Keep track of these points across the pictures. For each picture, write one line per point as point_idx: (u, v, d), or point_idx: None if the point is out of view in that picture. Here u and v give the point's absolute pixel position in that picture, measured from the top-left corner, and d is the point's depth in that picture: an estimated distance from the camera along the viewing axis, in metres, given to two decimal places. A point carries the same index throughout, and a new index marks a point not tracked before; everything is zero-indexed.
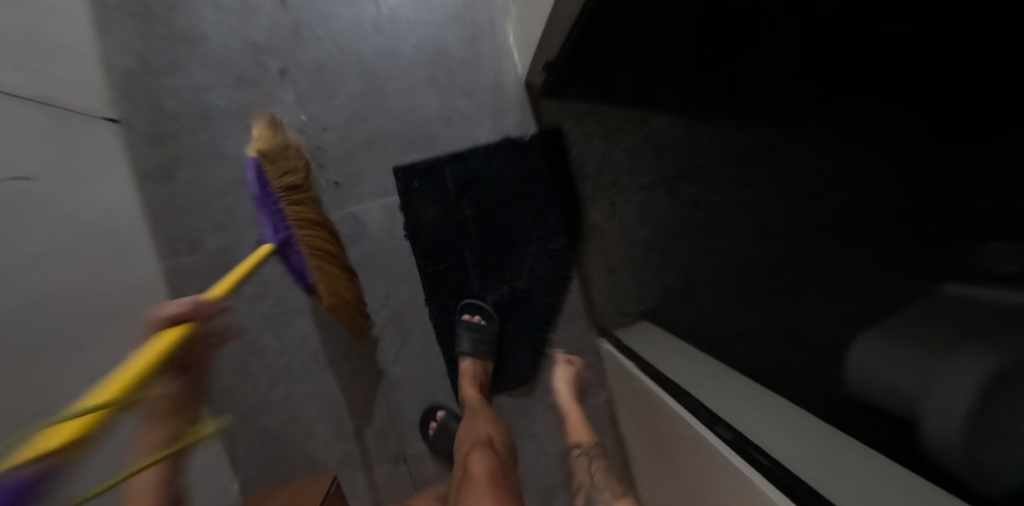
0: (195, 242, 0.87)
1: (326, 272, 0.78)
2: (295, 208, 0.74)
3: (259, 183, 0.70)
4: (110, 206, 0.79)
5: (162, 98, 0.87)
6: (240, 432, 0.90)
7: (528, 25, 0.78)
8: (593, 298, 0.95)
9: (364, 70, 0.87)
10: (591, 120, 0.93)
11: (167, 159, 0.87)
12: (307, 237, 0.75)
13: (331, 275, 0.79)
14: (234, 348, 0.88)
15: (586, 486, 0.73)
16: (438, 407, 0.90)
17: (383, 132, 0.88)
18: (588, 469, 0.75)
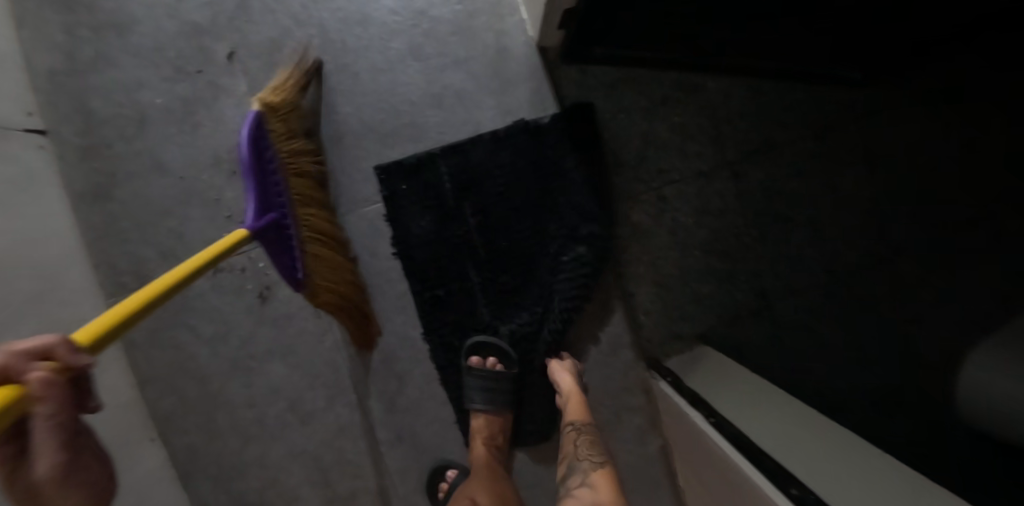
0: (143, 273, 0.71)
1: (328, 259, 0.64)
2: (297, 180, 0.62)
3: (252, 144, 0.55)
4: (44, 236, 0.64)
5: (92, 100, 0.71)
6: (212, 500, 0.74)
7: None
8: (638, 319, 0.74)
9: (330, 47, 0.68)
10: (628, 89, 0.71)
11: (102, 176, 0.71)
12: (309, 217, 0.62)
13: (335, 264, 0.65)
14: (196, 400, 0.72)
15: (570, 458, 0.59)
16: (446, 466, 0.71)
17: (358, 122, 0.69)
18: (575, 442, 0.59)
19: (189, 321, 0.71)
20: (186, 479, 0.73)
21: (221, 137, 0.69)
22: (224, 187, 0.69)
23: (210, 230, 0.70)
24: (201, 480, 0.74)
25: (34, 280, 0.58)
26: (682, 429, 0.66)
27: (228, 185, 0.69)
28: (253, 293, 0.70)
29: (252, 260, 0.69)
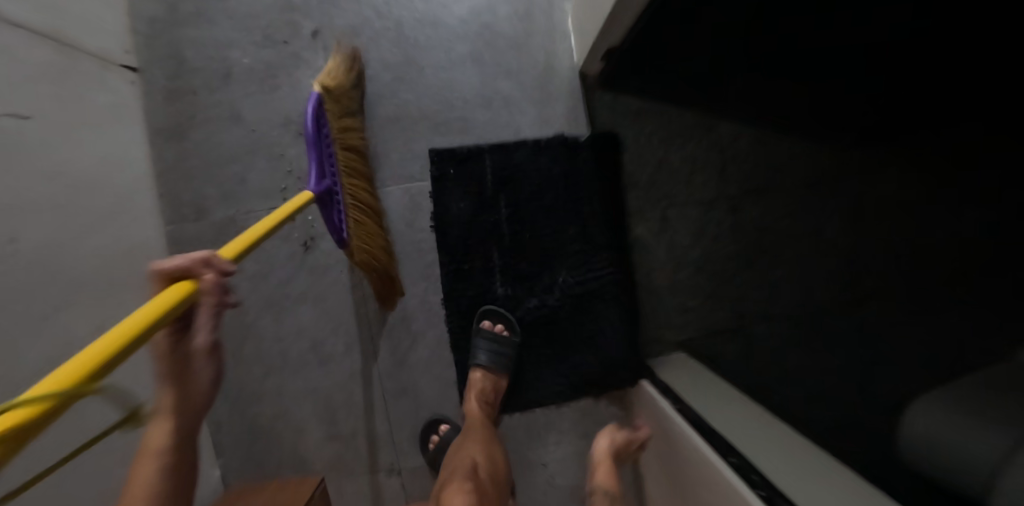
0: (202, 208, 0.80)
1: (365, 225, 0.73)
2: (345, 154, 0.72)
3: (314, 117, 0.65)
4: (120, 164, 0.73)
5: (184, 49, 0.80)
6: (226, 420, 0.83)
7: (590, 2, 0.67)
8: None
9: (403, 40, 0.78)
10: (654, 120, 0.81)
11: (182, 116, 0.80)
12: (352, 187, 0.72)
13: (370, 231, 0.74)
14: (229, 328, 0.81)
15: None
16: (440, 421, 0.80)
17: (414, 108, 0.79)
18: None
19: None
20: None
21: (295, 102, 0.78)
22: (290, 145, 0.79)
23: (271, 180, 0.79)
24: (220, 401, 0.82)
25: (103, 200, 0.67)
26: (654, 421, 0.74)
27: (293, 144, 0.79)
28: (299, 242, 0.79)
29: (304, 213, 0.79)
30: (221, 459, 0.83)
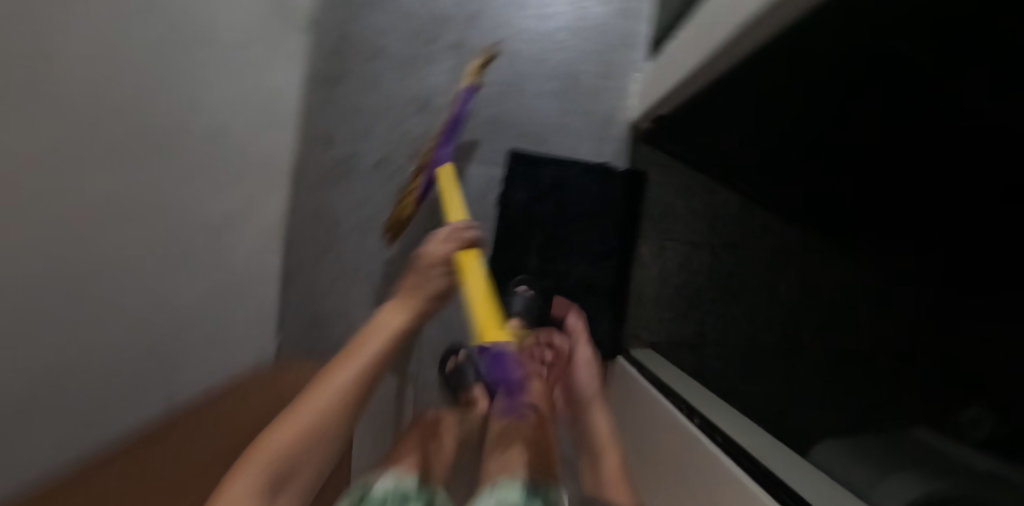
0: (330, 142, 1.05)
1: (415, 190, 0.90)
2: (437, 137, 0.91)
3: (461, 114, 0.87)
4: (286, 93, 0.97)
5: (353, 23, 1.05)
6: (295, 303, 1.07)
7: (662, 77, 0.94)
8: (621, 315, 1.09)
9: (513, 66, 1.06)
10: (673, 174, 1.07)
11: (336, 71, 1.05)
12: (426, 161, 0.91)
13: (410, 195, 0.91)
14: (323, 234, 1.06)
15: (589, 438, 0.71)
16: (459, 348, 1.04)
17: (507, 120, 1.06)
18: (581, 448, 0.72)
19: (347, 186, 1.05)
20: (288, 282, 1.06)
21: (423, 86, 1.05)
22: (408, 116, 1.04)
23: (388, 137, 1.04)
24: (296, 287, 1.06)
25: (267, 115, 0.91)
26: (622, 392, 0.96)
27: (412, 115, 1.04)
28: (395, 188, 1.05)
29: (406, 168, 1.05)
30: (282, 333, 1.07)
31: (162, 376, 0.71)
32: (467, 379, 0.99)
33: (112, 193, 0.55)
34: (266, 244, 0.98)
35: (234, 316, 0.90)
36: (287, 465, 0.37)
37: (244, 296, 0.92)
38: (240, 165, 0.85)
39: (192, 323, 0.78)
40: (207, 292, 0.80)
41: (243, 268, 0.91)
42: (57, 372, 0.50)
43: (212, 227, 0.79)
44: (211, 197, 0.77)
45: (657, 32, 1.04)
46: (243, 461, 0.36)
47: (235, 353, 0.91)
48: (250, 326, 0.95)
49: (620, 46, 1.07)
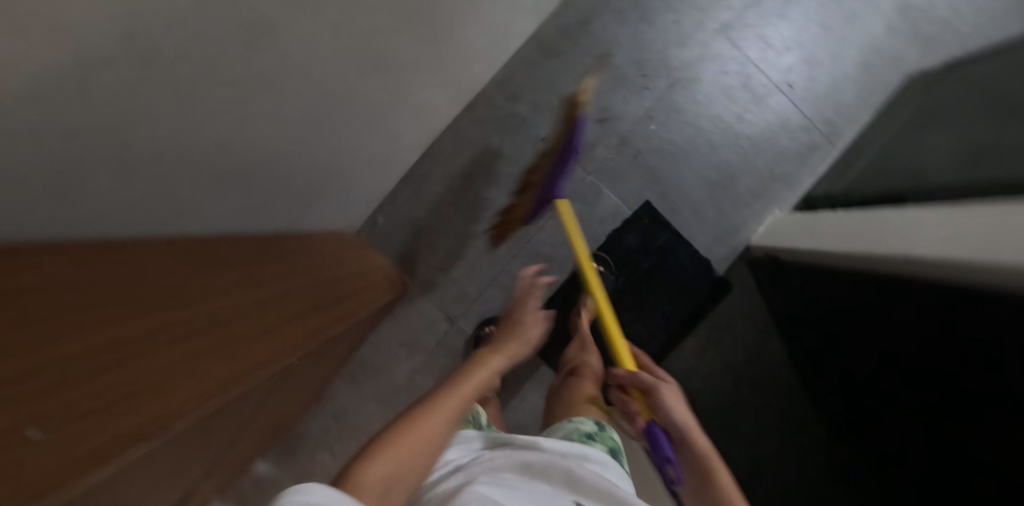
0: (514, 97, 1.13)
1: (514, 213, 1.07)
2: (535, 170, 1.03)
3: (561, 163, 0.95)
4: (511, 35, 1.05)
5: (595, 19, 1.14)
6: (399, 202, 1.15)
7: (812, 235, 0.99)
8: None
9: (691, 139, 1.15)
10: (753, 303, 1.16)
11: (556, 46, 1.14)
12: (527, 184, 1.06)
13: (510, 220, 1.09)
14: (459, 163, 1.14)
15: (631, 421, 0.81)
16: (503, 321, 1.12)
17: (661, 175, 1.14)
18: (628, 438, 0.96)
19: (504, 140, 1.13)
20: (407, 182, 1.15)
21: (615, 105, 1.13)
22: (587, 120, 1.13)
23: (562, 126, 1.13)
24: (410, 190, 1.15)
25: (492, 45, 1.00)
26: None
27: (591, 121, 1.13)
28: (539, 168, 1.13)
29: (558, 158, 1.13)
30: (374, 218, 1.16)
31: (304, 195, 0.81)
32: None
33: (359, 22, 0.58)
34: (417, 142, 1.06)
35: (363, 184, 0.99)
36: (422, 444, 0.53)
37: (380, 174, 1.02)
38: (452, 72, 0.94)
39: (341, 170, 0.86)
40: (361, 151, 0.88)
41: (387, 152, 0.97)
42: (240, 139, 0.54)
43: (401, 106, 0.87)
44: (416, 81, 0.85)
45: (818, 189, 1.14)
46: (378, 449, 0.50)
47: (343, 212, 1.02)
48: (367, 198, 1.06)
49: (780, 178, 1.17)
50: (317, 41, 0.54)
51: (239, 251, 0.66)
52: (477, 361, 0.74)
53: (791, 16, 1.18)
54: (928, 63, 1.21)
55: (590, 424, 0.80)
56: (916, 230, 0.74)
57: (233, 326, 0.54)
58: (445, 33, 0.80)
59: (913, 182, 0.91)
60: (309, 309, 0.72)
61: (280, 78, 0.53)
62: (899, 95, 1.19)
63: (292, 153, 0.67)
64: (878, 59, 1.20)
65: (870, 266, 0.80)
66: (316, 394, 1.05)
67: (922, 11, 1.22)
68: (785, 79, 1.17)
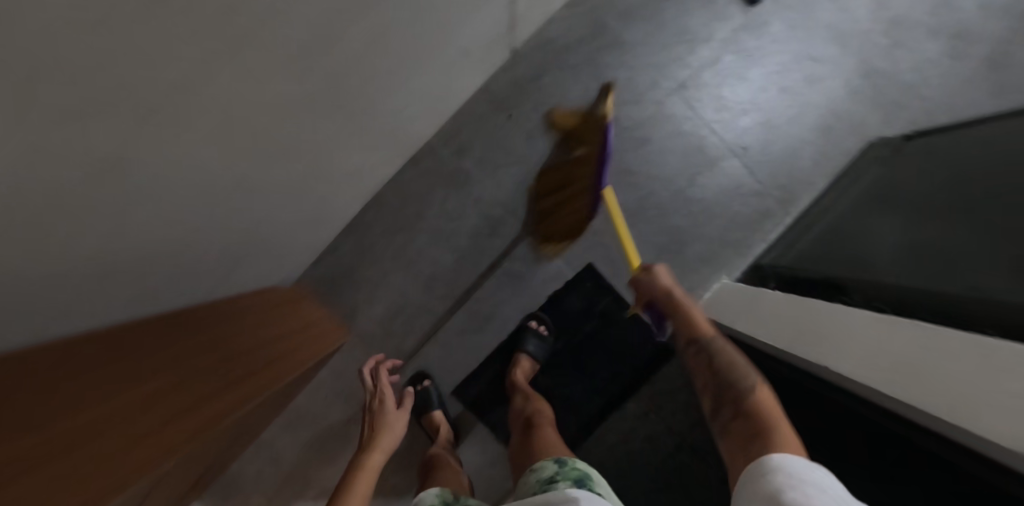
0: (460, 150, 1.12)
1: (571, 201, 0.90)
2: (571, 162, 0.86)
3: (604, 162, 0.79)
4: (453, 91, 1.03)
5: (545, 73, 1.12)
6: (341, 251, 1.16)
7: (752, 318, 0.99)
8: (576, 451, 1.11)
9: (640, 203, 1.13)
10: None
11: (502, 98, 1.11)
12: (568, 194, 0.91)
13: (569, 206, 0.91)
14: (401, 216, 1.13)
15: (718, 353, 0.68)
16: (425, 377, 1.12)
17: (607, 237, 1.12)
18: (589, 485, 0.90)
19: (447, 195, 1.12)
20: (347, 231, 1.15)
21: None
22: (533, 178, 1.11)
23: (507, 184, 1.11)
24: (351, 241, 1.15)
25: (428, 102, 0.99)
26: None
27: (536, 178, 1.11)
28: (483, 225, 1.12)
29: (501, 216, 1.12)
30: (312, 266, 1.17)
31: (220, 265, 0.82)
32: (432, 405, 1.08)
33: (234, 118, 0.57)
34: (356, 196, 1.06)
35: (290, 242, 1.01)
36: None
37: (311, 229, 1.03)
38: (383, 131, 0.94)
39: (255, 235, 0.88)
40: (277, 213, 0.88)
41: (314, 208, 0.97)
42: (98, 239, 0.53)
43: (319, 169, 0.87)
44: (336, 144, 0.85)
45: (765, 259, 1.13)
46: None
47: (273, 265, 1.03)
48: (299, 250, 1.07)
49: (729, 244, 1.15)
50: (174, 148, 0.52)
51: (130, 344, 0.69)
52: (358, 463, 0.71)
53: (749, 77, 1.16)
54: (889, 129, 1.18)
55: (551, 466, 0.73)
56: (852, 345, 0.73)
57: (117, 417, 0.55)
58: (367, 105, 0.83)
59: (851, 276, 0.92)
60: (223, 386, 0.76)
61: (141, 184, 0.52)
62: (854, 165, 1.16)
63: (174, 233, 0.67)
64: (838, 123, 1.17)
65: (810, 365, 0.80)
66: (250, 437, 1.07)
67: (886, 75, 1.19)
68: (739, 142, 1.15)
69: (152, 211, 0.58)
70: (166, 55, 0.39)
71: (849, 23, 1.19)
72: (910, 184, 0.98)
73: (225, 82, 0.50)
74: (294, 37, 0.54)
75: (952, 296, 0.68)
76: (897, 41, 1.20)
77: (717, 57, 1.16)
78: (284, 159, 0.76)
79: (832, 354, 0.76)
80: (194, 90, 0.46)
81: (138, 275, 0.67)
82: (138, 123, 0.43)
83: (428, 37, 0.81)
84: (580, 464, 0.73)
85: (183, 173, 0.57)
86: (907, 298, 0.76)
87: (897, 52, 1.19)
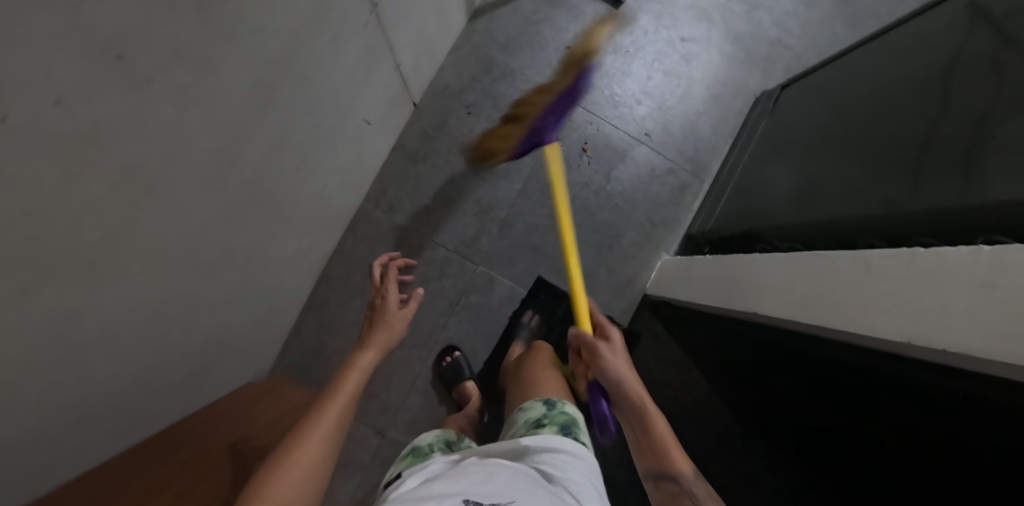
0: (392, 208, 1.18)
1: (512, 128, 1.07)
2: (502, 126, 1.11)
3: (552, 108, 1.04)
4: (370, 158, 1.10)
5: (451, 118, 1.20)
6: (307, 332, 1.21)
7: (691, 285, 1.06)
8: None
9: (569, 208, 1.21)
10: (659, 341, 1.24)
11: (419, 151, 1.19)
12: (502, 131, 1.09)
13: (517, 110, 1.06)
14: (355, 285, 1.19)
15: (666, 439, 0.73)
16: (454, 348, 1.17)
17: (548, 248, 1.20)
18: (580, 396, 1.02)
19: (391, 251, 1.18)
20: (306, 312, 1.20)
21: (490, 195, 1.19)
22: (464, 215, 1.18)
23: (444, 226, 1.18)
24: (313, 319, 1.21)
25: (347, 175, 1.03)
26: None
27: (469, 214, 1.19)
28: (432, 269, 1.18)
29: (446, 257, 1.18)
30: (282, 354, 1.21)
31: (191, 383, 0.86)
32: (462, 375, 1.14)
33: (176, 258, 0.63)
34: (303, 277, 1.11)
35: (255, 340, 1.05)
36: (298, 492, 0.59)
37: (271, 321, 1.07)
38: (315, 215, 0.99)
39: (222, 346, 0.92)
40: (239, 321, 0.93)
41: (270, 302, 1.02)
42: (85, 403, 0.58)
43: (266, 269, 0.92)
44: (279, 241, 0.91)
45: (693, 227, 1.22)
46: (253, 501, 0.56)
47: (245, 365, 1.06)
48: (266, 343, 1.11)
49: (658, 224, 1.24)
50: (127, 305, 0.57)
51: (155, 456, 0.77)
52: (348, 364, 0.82)
53: (634, 71, 1.26)
54: (769, 82, 1.29)
55: (539, 408, 0.84)
56: (771, 285, 0.80)
57: None
58: (299, 202, 0.90)
59: (767, 224, 0.99)
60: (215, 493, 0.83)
61: (107, 347, 0.57)
62: (747, 122, 1.27)
63: (149, 374, 0.71)
64: (723, 89, 1.28)
65: (742, 318, 0.87)
66: None
67: (753, 37, 1.30)
68: (642, 130, 1.25)
69: (125, 362, 0.63)
70: (90, 238, 0.45)
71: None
72: (799, 128, 1.08)
73: (157, 233, 0.56)
74: (209, 179, 0.61)
75: (869, 215, 0.73)
76: (754, 4, 1.31)
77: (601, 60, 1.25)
78: (232, 274, 0.81)
79: (758, 296, 0.82)
80: (131, 250, 0.53)
81: (137, 418, 0.72)
82: (87, 295, 0.49)
83: (341, 122, 0.88)
84: (566, 409, 0.83)
85: (140, 321, 0.62)
86: (807, 237, 0.84)
87: (756, 13, 1.31)
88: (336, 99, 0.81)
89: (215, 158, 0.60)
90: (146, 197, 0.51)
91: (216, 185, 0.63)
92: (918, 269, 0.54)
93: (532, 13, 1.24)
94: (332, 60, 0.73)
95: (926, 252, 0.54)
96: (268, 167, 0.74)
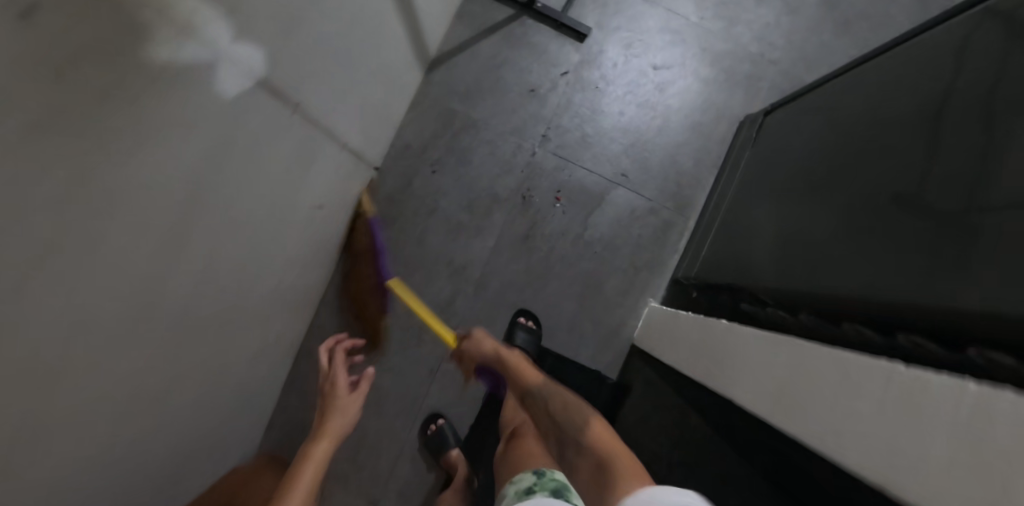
0: (363, 278, 1.16)
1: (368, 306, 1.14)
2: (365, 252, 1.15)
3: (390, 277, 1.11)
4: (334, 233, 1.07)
5: (416, 178, 1.16)
6: (291, 407, 1.20)
7: (672, 345, 1.00)
8: None
9: (546, 262, 1.16)
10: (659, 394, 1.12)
11: (386, 216, 1.16)
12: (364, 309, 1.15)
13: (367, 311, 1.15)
14: None
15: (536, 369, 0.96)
16: (439, 416, 1.15)
17: (527, 306, 1.15)
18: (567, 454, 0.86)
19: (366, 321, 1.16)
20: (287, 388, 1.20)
21: (463, 254, 1.15)
22: (438, 278, 1.15)
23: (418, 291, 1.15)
24: (296, 394, 1.20)
25: (308, 257, 1.00)
26: None
27: (442, 277, 1.15)
28: (410, 337, 1.16)
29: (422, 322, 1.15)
30: (268, 431, 1.20)
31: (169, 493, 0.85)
32: (447, 443, 1.11)
33: (123, 405, 0.61)
34: (278, 359, 1.09)
35: (234, 429, 1.04)
36: None
37: (249, 408, 1.06)
38: (279, 304, 0.97)
39: (200, 449, 0.91)
40: (214, 422, 0.92)
41: (245, 392, 1.01)
42: None
43: (234, 369, 0.91)
44: (243, 340, 0.89)
45: (680, 270, 1.15)
46: None
47: (227, 454, 1.05)
48: (247, 428, 1.09)
49: (643, 268, 1.17)
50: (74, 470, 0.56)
51: None
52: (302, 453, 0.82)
53: (605, 107, 1.19)
54: (752, 104, 1.20)
55: (530, 477, 0.75)
56: (745, 368, 0.74)
57: None
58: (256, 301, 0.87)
59: (749, 280, 0.90)
60: None
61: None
62: (732, 150, 1.18)
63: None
64: (703, 117, 1.20)
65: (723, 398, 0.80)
66: None
67: (732, 56, 1.21)
68: (618, 170, 1.18)
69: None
70: (11, 444, 0.43)
71: (679, 21, 1.21)
72: (783, 163, 0.98)
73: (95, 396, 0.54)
74: (145, 325, 0.59)
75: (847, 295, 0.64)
76: (730, 20, 1.21)
77: (569, 99, 1.18)
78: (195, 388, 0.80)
79: (734, 377, 0.75)
80: (65, 425, 0.51)
81: None
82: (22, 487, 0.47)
83: (289, 217, 0.84)
84: (558, 474, 0.74)
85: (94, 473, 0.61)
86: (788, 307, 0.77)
87: (734, 29, 1.21)
88: (276, 199, 0.78)
89: (144, 307, 0.57)
90: (69, 377, 0.48)
91: (154, 327, 0.61)
92: (895, 394, 0.46)
93: (491, 57, 1.18)
94: (262, 171, 0.70)
95: (906, 370, 0.46)
96: (212, 286, 0.71)
